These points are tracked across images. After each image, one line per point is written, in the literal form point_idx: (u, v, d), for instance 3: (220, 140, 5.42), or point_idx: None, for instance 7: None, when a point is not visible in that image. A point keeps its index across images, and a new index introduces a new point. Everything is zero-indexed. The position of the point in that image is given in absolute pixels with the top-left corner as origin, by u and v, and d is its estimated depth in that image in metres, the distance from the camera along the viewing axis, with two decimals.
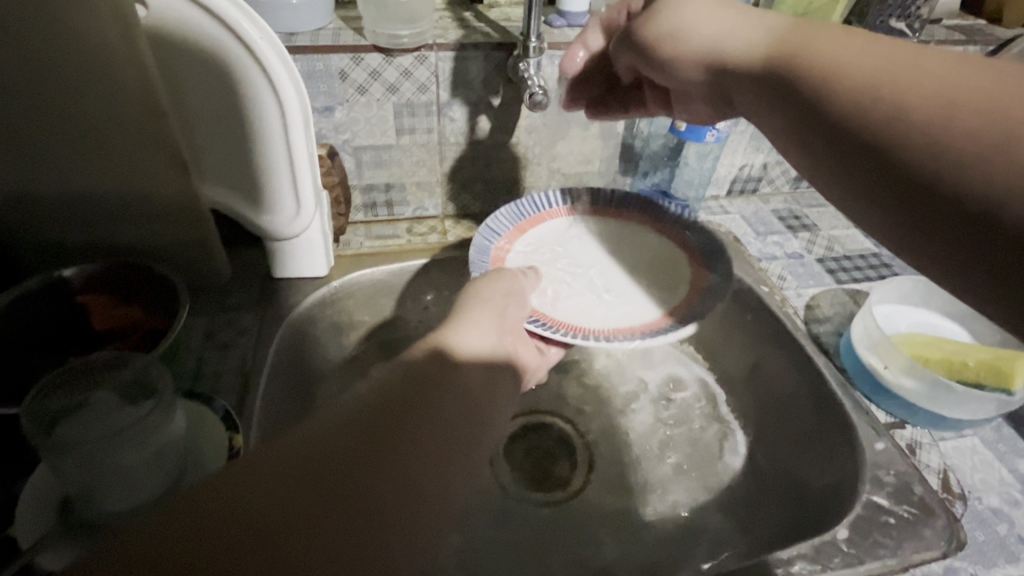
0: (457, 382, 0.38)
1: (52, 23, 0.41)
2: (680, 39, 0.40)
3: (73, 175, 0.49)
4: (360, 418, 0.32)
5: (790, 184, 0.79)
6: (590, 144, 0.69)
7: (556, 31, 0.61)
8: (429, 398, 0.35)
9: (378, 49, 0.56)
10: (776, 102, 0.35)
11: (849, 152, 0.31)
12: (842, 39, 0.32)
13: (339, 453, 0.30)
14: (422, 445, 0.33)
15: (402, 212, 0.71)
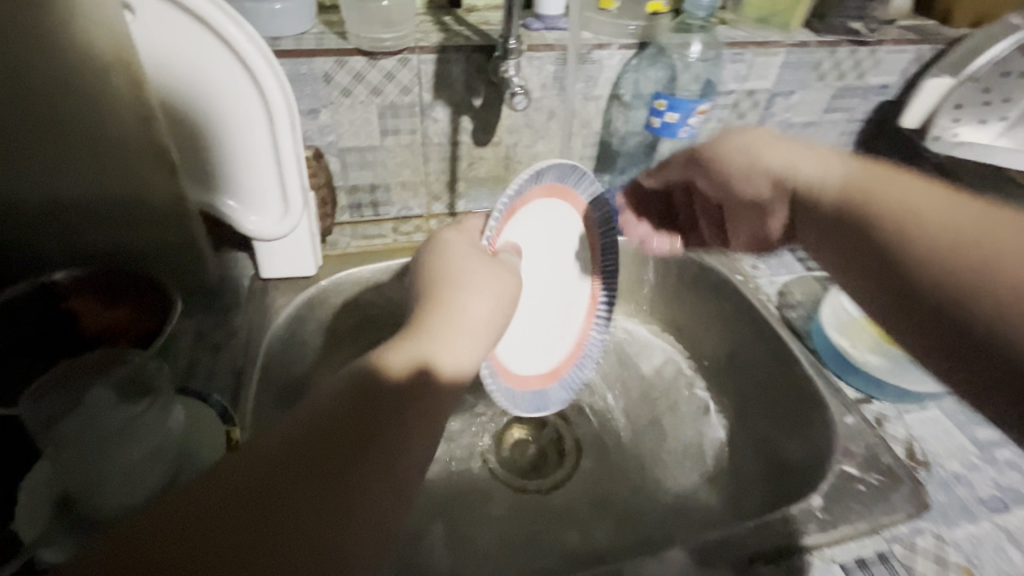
0: (419, 398, 0.36)
1: (39, 26, 0.42)
2: (740, 167, 0.48)
3: (60, 180, 0.49)
4: (313, 441, 0.31)
5: None
6: (569, 142, 0.71)
7: (534, 33, 0.63)
8: (379, 415, 0.34)
9: (361, 52, 0.58)
10: (834, 227, 0.42)
11: (881, 267, 0.38)
12: (908, 185, 0.39)
13: (287, 477, 0.30)
14: (369, 476, 0.31)
15: (388, 212, 0.72)
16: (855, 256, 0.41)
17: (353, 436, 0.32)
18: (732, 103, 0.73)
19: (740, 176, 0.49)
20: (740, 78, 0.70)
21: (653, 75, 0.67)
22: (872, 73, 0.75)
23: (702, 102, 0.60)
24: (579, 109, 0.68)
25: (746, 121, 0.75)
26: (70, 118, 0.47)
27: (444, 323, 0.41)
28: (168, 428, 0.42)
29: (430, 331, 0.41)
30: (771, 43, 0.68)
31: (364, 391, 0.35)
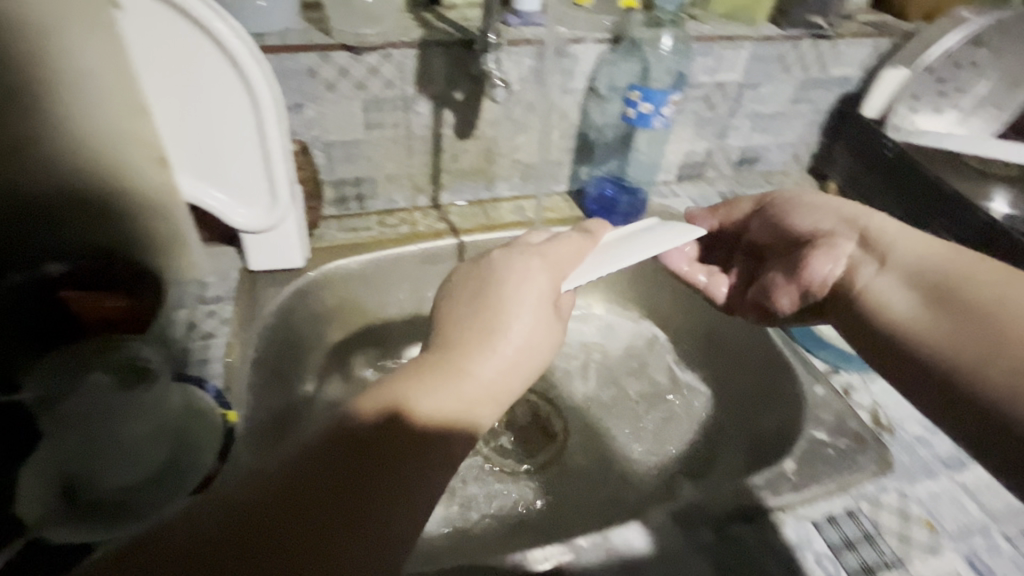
0: (396, 450, 0.33)
1: (29, 22, 0.43)
2: (819, 216, 0.54)
3: (50, 174, 0.50)
4: (292, 486, 0.31)
5: (731, 168, 0.87)
6: (549, 135, 0.74)
7: (512, 28, 0.66)
8: (348, 471, 0.32)
9: (345, 47, 0.59)
10: (899, 289, 0.46)
11: (931, 335, 0.42)
12: (995, 276, 0.42)
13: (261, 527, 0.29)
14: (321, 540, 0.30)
15: (373, 205, 0.73)
16: (912, 315, 0.44)
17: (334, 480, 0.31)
18: (703, 94, 0.76)
19: (808, 214, 0.55)
20: (709, 70, 0.73)
21: (627, 68, 0.70)
22: (833, 66, 0.79)
23: (672, 93, 0.63)
24: (558, 101, 0.71)
25: (717, 112, 0.79)
26: (58, 111, 0.47)
27: (454, 360, 0.39)
28: (167, 411, 0.43)
29: (444, 363, 0.38)
30: (737, 37, 0.72)
31: (337, 438, 0.33)
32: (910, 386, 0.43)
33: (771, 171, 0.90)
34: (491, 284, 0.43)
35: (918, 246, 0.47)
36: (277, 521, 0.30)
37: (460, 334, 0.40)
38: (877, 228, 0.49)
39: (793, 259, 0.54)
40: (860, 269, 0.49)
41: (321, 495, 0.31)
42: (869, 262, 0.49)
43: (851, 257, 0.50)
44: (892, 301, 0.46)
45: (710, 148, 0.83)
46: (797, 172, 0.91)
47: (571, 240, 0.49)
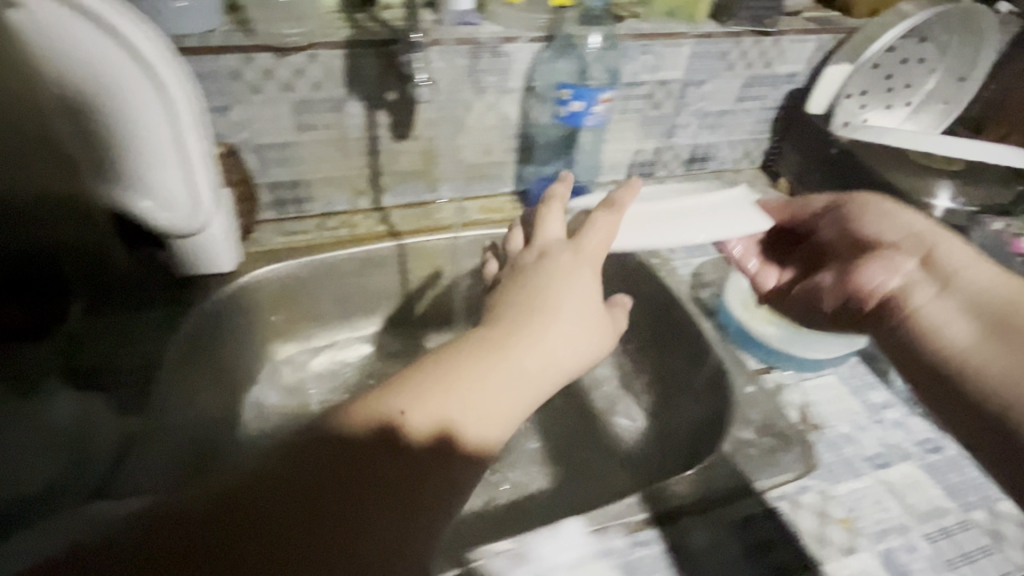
0: (436, 464, 0.37)
1: None
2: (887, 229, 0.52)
3: None
4: (338, 488, 0.34)
5: (682, 166, 0.86)
6: (489, 135, 0.73)
7: (445, 28, 0.65)
8: (395, 480, 0.36)
9: (267, 48, 0.58)
10: (950, 312, 0.45)
11: (974, 364, 0.42)
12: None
13: (281, 528, 0.32)
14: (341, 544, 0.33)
15: (312, 208, 0.72)
16: (971, 339, 0.43)
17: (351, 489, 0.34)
18: (646, 93, 0.75)
19: (881, 224, 0.53)
20: (650, 68, 0.73)
21: (564, 67, 0.69)
22: (779, 62, 0.79)
23: (604, 91, 0.62)
24: (496, 101, 0.70)
25: (662, 110, 0.78)
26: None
27: (492, 358, 0.43)
28: None
29: (483, 360, 0.43)
30: (677, 34, 0.71)
31: (389, 442, 0.37)
32: (943, 411, 0.43)
33: (723, 169, 0.90)
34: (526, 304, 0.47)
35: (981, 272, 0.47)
36: (300, 525, 0.33)
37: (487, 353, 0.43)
38: (945, 252, 0.49)
39: (845, 267, 0.53)
40: (921, 288, 0.48)
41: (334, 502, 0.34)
42: (927, 283, 0.48)
43: (907, 275, 0.49)
44: (936, 315, 0.46)
45: (658, 146, 0.82)
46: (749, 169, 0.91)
47: (597, 223, 0.51)
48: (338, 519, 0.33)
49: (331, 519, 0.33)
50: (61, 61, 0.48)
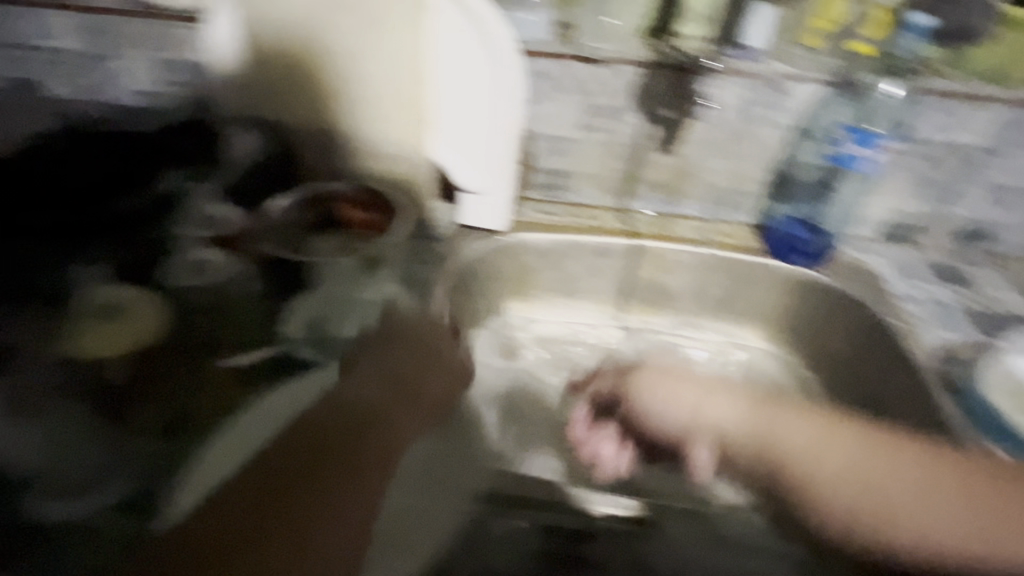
0: (349, 450, 0.49)
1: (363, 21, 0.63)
2: (678, 388, 0.63)
3: (319, 134, 0.70)
4: (276, 473, 0.46)
5: (951, 240, 0.79)
6: (747, 164, 0.76)
7: (734, 61, 0.69)
8: (329, 460, 0.48)
9: (583, 57, 0.71)
10: None
11: None
12: None
13: (264, 475, 0.45)
14: (294, 494, 0.45)
15: (567, 197, 0.84)
16: None
17: (260, 517, 0.43)
18: (928, 152, 0.72)
19: (661, 404, 0.63)
20: (941, 129, 0.70)
21: (847, 111, 0.69)
22: None
23: None
24: (762, 133, 0.73)
25: (943, 174, 0.73)
26: (332, 72, 0.66)
27: (409, 398, 0.57)
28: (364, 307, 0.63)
29: (394, 392, 0.56)
30: (986, 97, 0.67)
31: (296, 428, 0.49)
32: None
33: (1005, 253, 0.79)
34: (400, 379, 0.57)
35: (812, 443, 0.56)
36: (263, 510, 0.43)
37: (347, 411, 0.52)
38: (708, 413, 0.61)
39: None
40: None
41: (295, 501, 0.44)
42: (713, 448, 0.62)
43: (702, 458, 0.63)
44: (789, 419, 0.58)
45: (928, 211, 0.77)
46: None
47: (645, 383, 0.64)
48: (275, 524, 0.43)
49: (280, 521, 0.43)
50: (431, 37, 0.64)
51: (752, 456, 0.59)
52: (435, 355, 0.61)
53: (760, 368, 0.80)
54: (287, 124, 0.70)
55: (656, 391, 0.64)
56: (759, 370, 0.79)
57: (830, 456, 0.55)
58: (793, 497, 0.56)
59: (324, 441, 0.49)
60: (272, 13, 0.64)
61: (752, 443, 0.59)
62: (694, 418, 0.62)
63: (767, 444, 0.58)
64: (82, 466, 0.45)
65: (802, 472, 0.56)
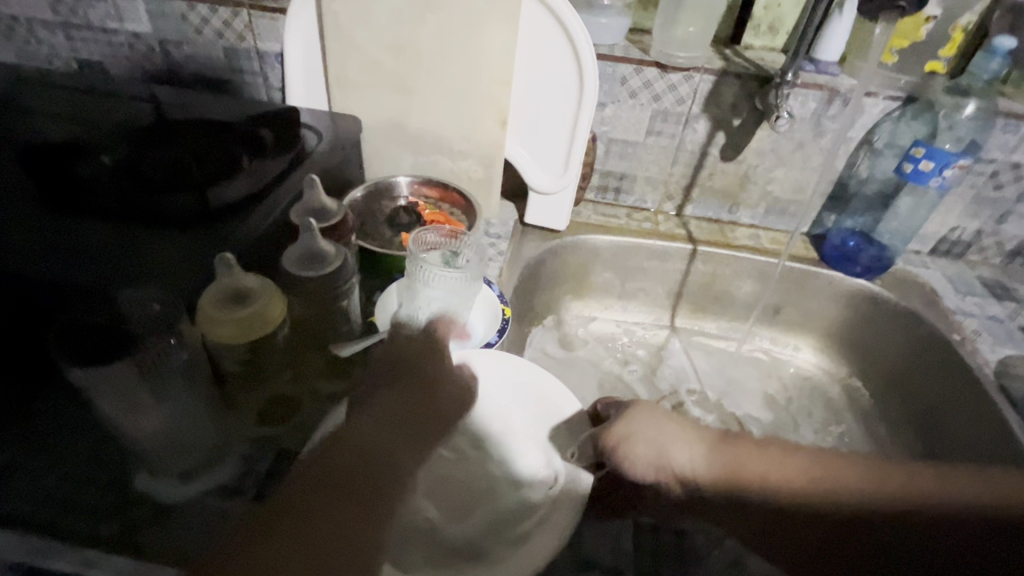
0: (369, 486, 0.42)
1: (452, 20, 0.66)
2: (652, 421, 0.50)
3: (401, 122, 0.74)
4: (287, 504, 0.38)
5: (1001, 256, 0.81)
6: (808, 174, 0.78)
7: (806, 74, 0.71)
8: (346, 497, 0.40)
9: (657, 63, 0.72)
10: None
11: None
12: None
13: (277, 521, 0.37)
14: (308, 539, 0.37)
15: (625, 199, 0.85)
16: None
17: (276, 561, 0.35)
18: (991, 171, 0.73)
19: (642, 448, 0.49)
20: (1007, 148, 0.70)
21: (914, 128, 0.71)
22: None
23: (963, 158, 0.64)
24: (828, 146, 0.75)
25: (1002, 193, 0.75)
26: (418, 69, 0.69)
27: (411, 430, 0.46)
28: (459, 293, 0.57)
29: (412, 411, 0.47)
30: None
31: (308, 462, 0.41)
32: None
33: None
34: (423, 407, 0.48)
35: (780, 461, 0.48)
36: (274, 555, 0.35)
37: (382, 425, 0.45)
38: (678, 464, 0.49)
39: None
40: None
41: (308, 540, 0.37)
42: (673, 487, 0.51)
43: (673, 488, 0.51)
44: (755, 451, 0.49)
45: (982, 228, 0.78)
46: None
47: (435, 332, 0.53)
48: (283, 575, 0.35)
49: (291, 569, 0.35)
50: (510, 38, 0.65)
51: (736, 497, 0.49)
52: (431, 384, 0.49)
53: (810, 375, 0.82)
54: (372, 121, 0.74)
55: (636, 438, 0.50)
56: (809, 377, 0.82)
57: (794, 477, 0.47)
58: (775, 529, 0.48)
59: (342, 473, 0.41)
60: (363, 14, 0.67)
61: (732, 480, 0.48)
62: (659, 470, 0.50)
63: (740, 484, 0.48)
64: (196, 452, 0.43)
65: (778, 500, 0.47)
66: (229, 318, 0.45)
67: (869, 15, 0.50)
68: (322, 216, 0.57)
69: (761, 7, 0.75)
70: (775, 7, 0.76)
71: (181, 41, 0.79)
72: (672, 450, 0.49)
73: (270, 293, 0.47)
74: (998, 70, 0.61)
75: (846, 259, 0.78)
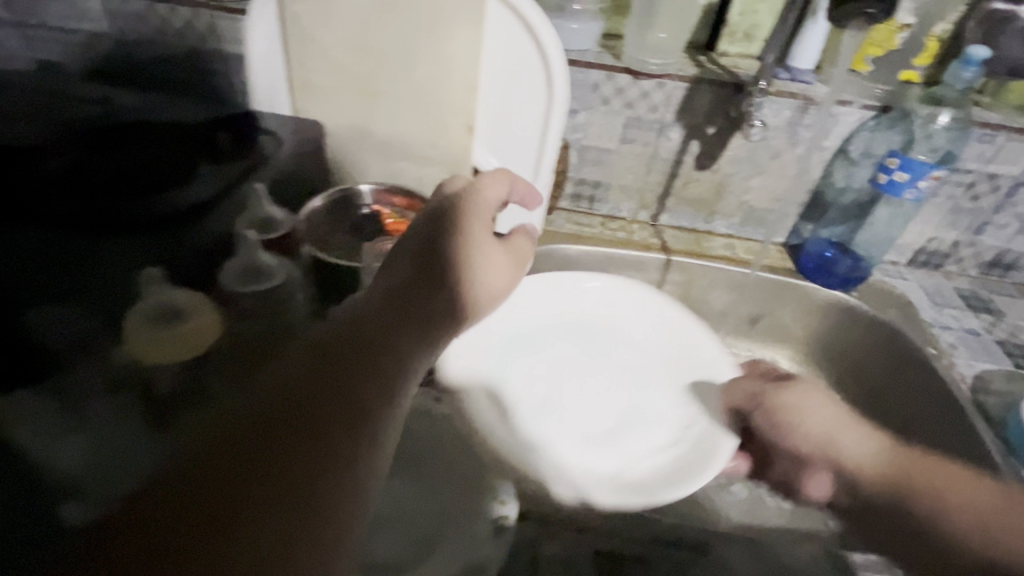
0: (363, 368, 0.44)
1: (418, 23, 0.63)
2: (822, 407, 0.55)
3: (367, 127, 0.71)
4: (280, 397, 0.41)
5: (979, 268, 0.80)
6: (784, 184, 0.76)
7: (781, 81, 0.70)
8: (339, 376, 0.43)
9: (629, 70, 0.70)
10: None
11: None
12: None
13: (261, 422, 0.40)
14: (297, 424, 0.40)
15: (600, 208, 0.83)
16: None
17: (264, 444, 0.39)
18: (968, 181, 0.71)
19: (804, 425, 0.55)
20: (982, 158, 0.69)
21: (890, 138, 0.69)
22: None
23: (937, 169, 0.63)
24: (804, 155, 0.73)
25: (979, 204, 0.73)
26: (385, 72, 0.67)
27: (410, 318, 0.47)
28: None
29: (409, 301, 0.47)
30: None
31: (314, 354, 0.44)
32: None
33: None
34: (418, 298, 0.48)
35: (961, 483, 0.47)
36: (266, 437, 0.39)
37: (377, 312, 0.47)
38: (847, 455, 0.53)
39: None
40: None
41: (294, 422, 0.40)
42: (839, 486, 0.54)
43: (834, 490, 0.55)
44: (930, 471, 0.49)
45: (958, 239, 0.77)
46: None
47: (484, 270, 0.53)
48: (272, 455, 0.39)
49: (281, 449, 0.39)
50: (479, 44, 0.63)
51: (885, 493, 0.50)
52: (437, 283, 0.49)
53: None
54: (335, 126, 0.71)
55: (800, 416, 0.55)
56: None
57: (973, 500, 0.46)
58: (909, 530, 0.49)
59: (335, 359, 0.44)
60: (328, 14, 0.65)
61: (897, 480, 0.50)
62: (822, 446, 0.54)
63: (901, 482, 0.50)
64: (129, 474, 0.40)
65: (936, 507, 0.47)
66: (165, 338, 0.47)
67: (840, 22, 0.48)
68: (271, 227, 0.59)
69: (737, 13, 0.74)
70: (751, 14, 0.74)
71: (137, 40, 0.76)
72: (841, 438, 0.54)
73: (206, 313, 0.50)
74: (972, 79, 0.59)
75: (821, 268, 0.77)
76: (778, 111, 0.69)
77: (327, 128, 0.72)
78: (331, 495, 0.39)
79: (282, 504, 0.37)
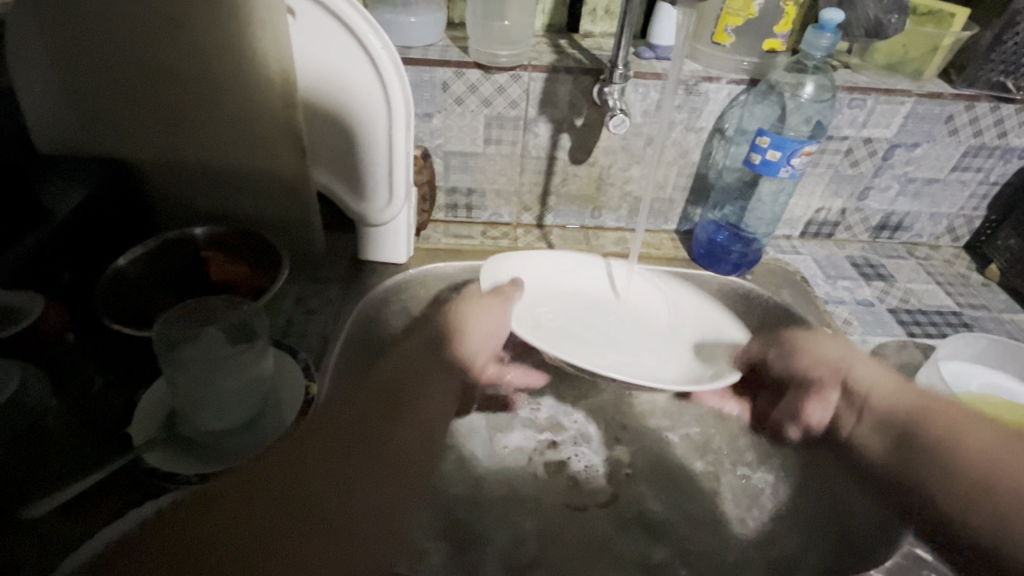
0: (411, 402, 0.43)
1: (215, 32, 0.53)
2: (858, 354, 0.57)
3: (187, 160, 0.61)
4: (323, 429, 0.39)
5: (869, 232, 0.78)
6: (665, 169, 0.71)
7: (644, 61, 0.64)
8: (394, 410, 0.42)
9: (478, 65, 0.63)
10: None
11: None
12: None
13: (300, 453, 0.37)
14: (340, 454, 0.38)
15: (479, 216, 0.76)
16: None
17: (307, 469, 0.36)
18: (845, 148, 0.68)
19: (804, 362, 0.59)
20: (856, 123, 0.66)
21: (761, 112, 0.65)
22: (1015, 134, 0.68)
23: (808, 145, 0.60)
24: (679, 138, 0.68)
25: (859, 169, 0.71)
26: (196, 92, 0.57)
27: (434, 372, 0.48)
28: (261, 369, 0.47)
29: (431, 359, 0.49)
30: (899, 90, 0.64)
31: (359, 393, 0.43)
32: None
33: (917, 242, 0.79)
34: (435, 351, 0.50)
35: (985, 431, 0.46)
36: (299, 468, 0.36)
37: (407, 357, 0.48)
38: (856, 378, 0.55)
39: None
40: None
41: (334, 453, 0.37)
42: (853, 413, 0.56)
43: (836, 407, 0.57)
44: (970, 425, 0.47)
45: (845, 206, 0.75)
46: (949, 249, 0.80)
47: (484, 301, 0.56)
48: (307, 481, 0.35)
49: (324, 475, 0.36)
50: (289, 50, 0.54)
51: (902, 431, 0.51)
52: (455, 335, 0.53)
53: None
54: (149, 160, 0.61)
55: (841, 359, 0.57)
56: None
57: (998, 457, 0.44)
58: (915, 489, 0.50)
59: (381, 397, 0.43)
60: (112, 31, 0.53)
61: (900, 425, 0.51)
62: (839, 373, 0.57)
63: (917, 423, 0.50)
64: None
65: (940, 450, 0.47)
66: None
67: None
68: (12, 317, 0.46)
69: None
70: None
71: None
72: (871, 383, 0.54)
73: None
74: (829, 47, 0.57)
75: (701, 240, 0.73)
76: (642, 95, 0.64)
77: (139, 164, 0.61)
78: (360, 537, 0.35)
79: (304, 539, 0.33)
